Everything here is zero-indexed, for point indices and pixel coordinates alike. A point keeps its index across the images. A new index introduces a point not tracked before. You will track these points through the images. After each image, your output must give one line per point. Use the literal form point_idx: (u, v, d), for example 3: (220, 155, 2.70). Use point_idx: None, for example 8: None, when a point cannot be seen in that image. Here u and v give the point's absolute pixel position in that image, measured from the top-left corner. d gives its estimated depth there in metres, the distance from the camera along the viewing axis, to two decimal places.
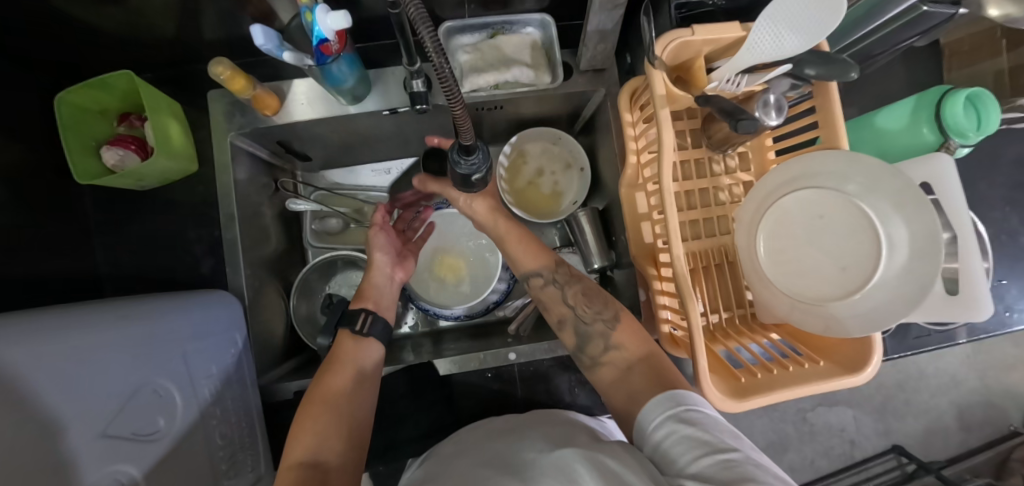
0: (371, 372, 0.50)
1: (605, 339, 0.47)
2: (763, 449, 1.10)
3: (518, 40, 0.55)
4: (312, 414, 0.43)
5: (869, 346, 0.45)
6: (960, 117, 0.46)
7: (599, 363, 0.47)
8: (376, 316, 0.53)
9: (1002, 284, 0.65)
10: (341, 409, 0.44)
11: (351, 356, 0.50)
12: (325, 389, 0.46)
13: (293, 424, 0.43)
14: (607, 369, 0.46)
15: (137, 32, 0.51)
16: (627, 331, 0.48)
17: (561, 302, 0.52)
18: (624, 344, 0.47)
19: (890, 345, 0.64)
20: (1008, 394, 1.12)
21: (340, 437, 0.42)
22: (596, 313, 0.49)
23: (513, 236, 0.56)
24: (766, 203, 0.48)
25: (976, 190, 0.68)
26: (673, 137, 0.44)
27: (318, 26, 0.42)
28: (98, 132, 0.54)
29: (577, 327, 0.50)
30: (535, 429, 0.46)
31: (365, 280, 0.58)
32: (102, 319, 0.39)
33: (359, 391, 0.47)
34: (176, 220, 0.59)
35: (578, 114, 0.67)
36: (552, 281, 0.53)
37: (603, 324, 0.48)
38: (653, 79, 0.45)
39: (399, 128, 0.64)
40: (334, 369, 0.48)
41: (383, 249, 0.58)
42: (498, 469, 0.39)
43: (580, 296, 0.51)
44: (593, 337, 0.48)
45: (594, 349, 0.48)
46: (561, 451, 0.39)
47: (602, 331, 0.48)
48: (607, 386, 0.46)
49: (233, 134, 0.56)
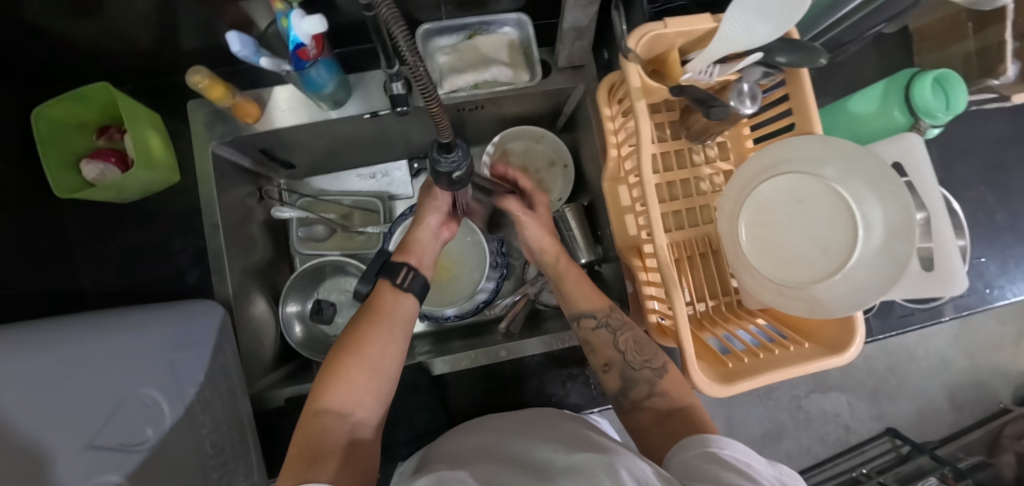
0: (407, 327, 0.50)
1: (651, 387, 0.49)
2: (760, 439, 1.10)
3: (496, 40, 0.56)
4: (346, 364, 0.44)
5: (851, 327, 0.46)
6: (931, 100, 0.47)
7: (641, 408, 0.49)
8: (416, 274, 0.54)
9: (981, 261, 0.67)
10: (375, 365, 0.45)
11: (391, 307, 0.50)
12: (361, 342, 0.46)
13: (329, 366, 0.45)
14: (647, 414, 0.48)
15: (114, 44, 0.51)
16: (672, 381, 0.50)
17: (611, 346, 0.53)
18: (667, 392, 0.49)
19: (875, 326, 0.65)
20: (995, 371, 1.14)
21: (373, 393, 0.45)
22: (645, 360, 0.51)
23: (575, 276, 0.58)
24: (747, 190, 0.49)
25: (951, 171, 0.69)
26: (651, 128, 0.45)
27: (293, 30, 0.43)
28: (77, 146, 0.54)
29: (625, 372, 0.51)
30: (543, 429, 0.46)
31: (412, 231, 0.57)
32: (78, 337, 0.38)
33: (392, 348, 0.47)
34: (160, 232, 0.58)
35: (559, 112, 0.68)
36: (605, 326, 0.53)
37: (650, 372, 0.50)
38: (628, 72, 0.46)
39: (382, 131, 0.64)
40: (373, 321, 0.48)
41: (437, 210, 0.57)
42: (516, 471, 0.39)
43: (631, 343, 0.53)
44: (639, 381, 0.50)
45: (636, 394, 0.50)
46: (580, 454, 0.38)
47: (650, 378, 0.50)
48: (645, 428, 0.48)
49: (214, 143, 0.56)
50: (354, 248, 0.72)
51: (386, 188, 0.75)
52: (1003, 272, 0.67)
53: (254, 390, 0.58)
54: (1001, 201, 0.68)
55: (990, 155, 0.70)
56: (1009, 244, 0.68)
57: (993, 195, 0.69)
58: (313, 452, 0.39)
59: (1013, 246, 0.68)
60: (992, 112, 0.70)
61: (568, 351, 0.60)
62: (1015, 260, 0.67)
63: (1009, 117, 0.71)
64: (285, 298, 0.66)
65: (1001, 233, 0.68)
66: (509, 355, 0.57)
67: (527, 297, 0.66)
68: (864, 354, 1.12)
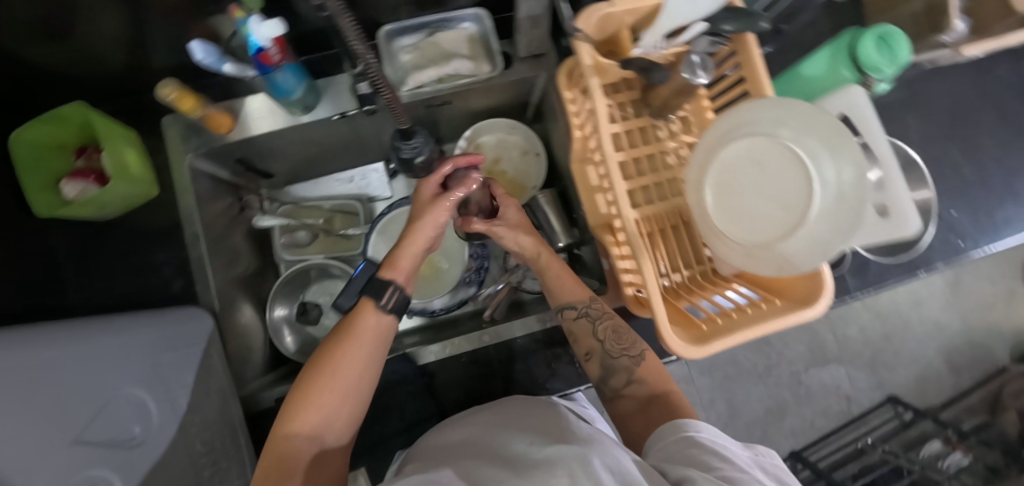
0: (384, 349, 0.46)
1: (630, 375, 0.49)
2: (763, 417, 1.10)
3: (456, 35, 0.58)
4: (318, 387, 0.41)
5: (819, 281, 0.47)
6: (877, 58, 0.49)
7: (621, 396, 0.50)
8: (403, 293, 0.47)
9: (950, 214, 0.68)
10: (348, 391, 0.42)
11: (368, 332, 0.45)
12: (335, 367, 0.42)
13: (301, 385, 0.42)
14: (626, 401, 0.49)
15: (87, 65, 0.53)
16: (649, 369, 0.50)
17: (590, 336, 0.52)
18: (645, 379, 0.49)
19: (852, 285, 0.65)
20: (989, 331, 1.15)
21: (345, 416, 0.43)
22: (623, 349, 0.51)
23: (556, 270, 0.56)
24: (709, 158, 0.51)
25: (914, 129, 0.71)
26: (605, 103, 0.47)
27: (252, 35, 0.45)
28: (57, 167, 0.55)
29: (605, 361, 0.51)
30: (524, 422, 0.46)
31: (398, 245, 0.49)
32: (67, 341, 0.39)
33: (368, 371, 0.44)
34: (142, 246, 0.59)
35: (527, 102, 0.70)
36: (586, 315, 0.53)
37: (628, 360, 0.50)
38: (579, 51, 0.47)
39: (355, 133, 0.66)
40: (349, 346, 0.44)
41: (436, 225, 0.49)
42: (492, 464, 0.39)
43: (610, 332, 0.52)
44: (620, 369, 0.50)
45: (617, 382, 0.50)
46: (556, 447, 0.38)
47: (630, 367, 0.50)
48: (628, 418, 0.48)
49: (190, 155, 0.57)
50: (336, 250, 0.72)
51: (364, 191, 0.77)
52: (972, 224, 0.68)
53: (245, 392, 0.59)
54: (964, 155, 0.71)
55: (951, 112, 0.72)
56: (975, 196, 0.70)
57: (956, 149, 0.71)
58: (284, 471, 0.39)
59: (979, 198, 0.70)
60: (947, 71, 0.72)
61: (552, 332, 0.60)
62: (983, 211, 0.69)
63: (965, 75, 0.73)
64: (272, 303, 0.67)
65: (967, 186, 0.70)
66: (492, 340, 0.58)
67: (510, 285, 0.67)
68: (857, 324, 1.13)
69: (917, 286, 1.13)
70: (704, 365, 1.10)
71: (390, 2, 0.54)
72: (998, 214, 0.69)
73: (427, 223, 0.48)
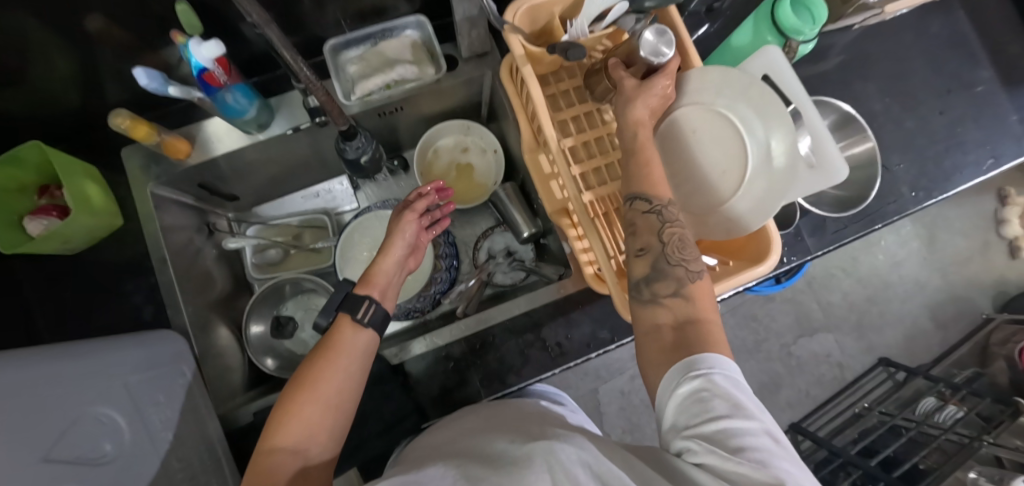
0: (366, 364, 0.45)
1: (680, 284, 0.37)
2: (758, 393, 1.11)
3: (398, 43, 0.60)
4: (297, 400, 0.39)
5: (768, 239, 0.48)
6: (795, 20, 0.52)
7: (653, 303, 0.37)
8: (379, 305, 0.46)
9: (898, 167, 0.70)
10: (329, 401, 0.40)
11: (349, 344, 0.44)
12: (313, 377, 0.40)
13: (278, 403, 0.40)
14: (662, 311, 0.37)
15: (42, 105, 0.55)
16: (702, 290, 0.38)
17: (655, 234, 0.38)
18: (694, 297, 0.37)
19: (812, 244, 0.66)
20: (970, 284, 1.16)
21: (328, 429, 0.40)
22: (682, 257, 0.38)
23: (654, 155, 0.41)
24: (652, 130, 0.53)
25: (853, 90, 0.74)
26: (540, 90, 0.50)
27: (193, 56, 0.47)
28: (20, 207, 0.57)
29: (659, 264, 0.38)
30: (512, 423, 0.42)
31: (374, 264, 0.51)
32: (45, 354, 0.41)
33: (349, 382, 0.42)
34: (109, 276, 0.59)
35: (479, 101, 0.73)
36: (657, 211, 0.38)
37: (685, 269, 0.37)
38: (511, 42, 0.50)
39: (314, 147, 0.68)
40: (327, 358, 0.42)
41: (404, 240, 0.52)
42: (475, 464, 0.34)
43: (676, 237, 0.39)
44: (672, 272, 0.37)
45: (660, 286, 0.37)
46: (534, 444, 0.34)
47: (683, 276, 0.37)
48: (645, 344, 0.37)
49: (152, 184, 0.59)
50: (309, 265, 0.74)
51: (330, 204, 0.78)
52: (921, 174, 0.71)
53: (223, 410, 0.59)
54: (906, 110, 0.73)
55: (888, 70, 0.75)
56: (921, 147, 0.72)
57: (898, 105, 0.74)
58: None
59: (927, 149, 0.72)
60: (880, 33, 0.76)
61: (522, 319, 0.61)
62: (930, 160, 0.71)
63: (898, 35, 0.76)
64: (247, 322, 0.68)
65: (910, 139, 0.72)
66: (463, 332, 0.60)
67: (480, 280, 0.68)
68: (840, 290, 1.15)
69: (892, 247, 1.16)
70: None
71: (332, 17, 0.57)
72: (946, 162, 0.71)
73: (397, 239, 0.52)
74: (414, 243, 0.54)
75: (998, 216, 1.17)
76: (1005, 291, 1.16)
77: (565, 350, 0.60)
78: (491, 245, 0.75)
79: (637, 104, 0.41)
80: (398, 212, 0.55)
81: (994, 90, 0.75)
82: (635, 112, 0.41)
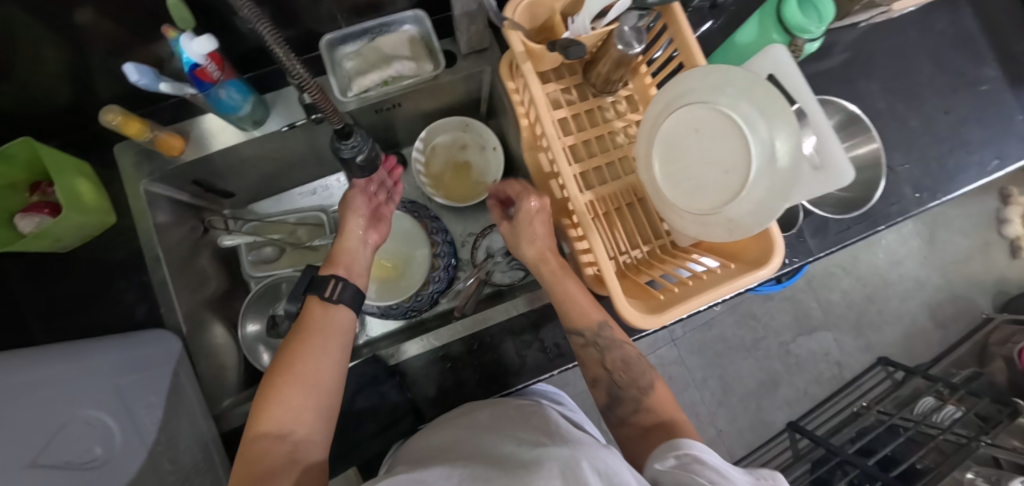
0: (344, 339, 0.47)
1: (638, 403, 0.48)
2: (756, 390, 1.11)
3: (395, 38, 0.59)
4: (277, 384, 0.40)
5: (770, 240, 0.48)
6: (801, 18, 0.51)
7: (629, 423, 0.49)
8: (346, 282, 0.49)
9: (903, 168, 0.69)
10: (310, 380, 0.41)
11: (320, 323, 0.46)
12: (292, 359, 0.42)
13: (260, 392, 0.41)
14: (632, 428, 0.48)
15: (32, 101, 0.54)
16: (660, 397, 0.49)
17: (599, 363, 0.52)
18: (654, 408, 0.48)
19: (814, 245, 0.66)
20: (971, 284, 1.16)
21: (312, 412, 0.40)
22: (632, 381, 0.50)
23: (564, 286, 0.53)
24: (654, 130, 0.52)
25: (856, 88, 0.73)
26: (541, 87, 0.49)
27: (185, 53, 0.46)
28: (11, 204, 0.56)
29: (612, 390, 0.51)
30: (516, 423, 0.41)
31: (336, 244, 0.54)
32: (21, 365, 0.40)
33: (330, 362, 0.44)
34: (100, 273, 0.58)
35: (479, 98, 0.71)
36: (593, 344, 0.51)
37: (637, 391, 0.49)
38: (511, 39, 0.49)
39: (310, 144, 0.67)
40: (303, 340, 0.44)
41: (358, 213, 0.54)
42: (481, 466, 0.34)
43: (620, 362, 0.51)
44: (628, 397, 0.49)
45: (622, 411, 0.50)
46: (545, 448, 0.33)
47: (637, 394, 0.49)
48: (631, 441, 0.48)
49: (145, 181, 0.58)
50: (304, 263, 0.72)
51: (328, 202, 0.77)
52: (926, 175, 0.70)
53: (218, 410, 0.58)
54: (911, 109, 0.72)
55: (893, 68, 0.74)
56: (925, 147, 0.71)
57: (902, 103, 0.73)
58: (251, 476, 0.35)
59: (931, 148, 0.71)
60: (885, 30, 0.74)
61: (520, 320, 0.60)
62: (934, 160, 0.70)
63: (903, 32, 0.74)
64: (242, 320, 0.68)
65: (915, 138, 0.71)
66: (459, 332, 0.60)
67: (479, 279, 0.68)
68: (839, 289, 1.14)
69: (892, 246, 1.15)
70: (692, 345, 1.12)
71: (326, 10, 0.56)
72: (949, 162, 0.70)
73: (350, 212, 0.55)
74: (372, 216, 0.57)
75: (999, 215, 1.16)
76: (1005, 290, 1.15)
77: (563, 351, 0.60)
78: (490, 244, 0.73)
79: (528, 250, 0.55)
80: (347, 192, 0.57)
81: (1000, 89, 0.74)
82: (529, 252, 0.55)
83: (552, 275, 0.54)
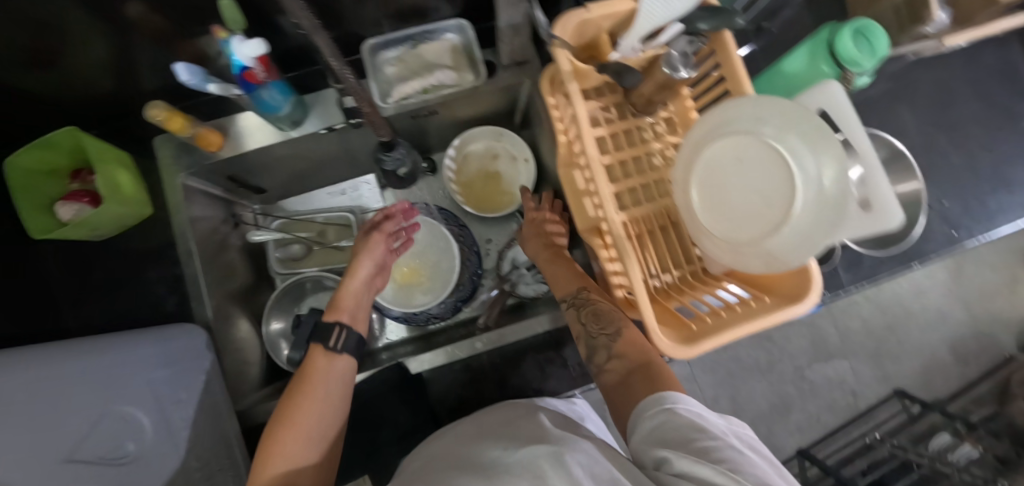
0: (343, 390, 0.48)
1: (609, 350, 0.49)
2: (768, 414, 1.10)
3: (437, 47, 0.59)
4: (278, 438, 0.41)
5: (808, 277, 0.46)
6: (853, 49, 0.50)
7: (605, 371, 0.49)
8: (350, 331, 0.50)
9: (943, 204, 0.68)
10: (309, 432, 0.42)
11: (322, 373, 0.47)
12: (291, 412, 0.43)
13: (263, 444, 0.42)
14: (609, 374, 0.49)
15: (79, 90, 0.54)
16: (629, 341, 0.49)
17: (575, 321, 0.54)
18: (625, 354, 0.48)
19: (846, 278, 0.65)
20: (995, 320, 1.13)
21: (312, 462, 0.42)
22: (601, 328, 0.51)
23: (549, 259, 0.62)
24: (695, 155, 0.49)
25: (899, 120, 0.71)
26: (585, 108, 0.48)
27: (235, 55, 0.46)
28: (52, 190, 0.57)
29: (587, 342, 0.52)
30: (501, 426, 0.43)
31: (340, 288, 0.55)
32: (48, 358, 0.41)
33: (328, 411, 0.45)
34: (132, 263, 0.59)
35: (514, 108, 0.71)
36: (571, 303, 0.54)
37: (607, 338, 0.50)
38: (558, 57, 0.48)
39: (343, 146, 0.67)
40: (302, 394, 0.44)
41: (371, 259, 0.57)
42: (466, 472, 0.35)
43: (591, 315, 0.52)
44: (602, 345, 0.51)
45: (599, 358, 0.50)
46: (531, 448, 0.35)
47: (607, 342, 0.50)
48: (612, 391, 0.48)
49: (183, 174, 0.58)
50: (331, 262, 0.72)
51: (356, 202, 0.78)
52: (967, 213, 0.68)
53: (242, 406, 0.59)
54: (954, 143, 0.70)
55: (939, 101, 0.72)
56: (966, 184, 0.69)
57: (946, 138, 0.71)
58: None
59: (972, 186, 0.69)
60: (932, 61, 0.73)
61: (545, 337, 0.60)
62: (975, 199, 0.68)
63: (950, 64, 0.73)
64: (268, 317, 0.68)
65: (958, 175, 0.69)
66: (485, 346, 0.59)
67: (503, 291, 0.68)
68: (859, 317, 1.12)
69: (917, 276, 1.13)
70: (706, 364, 1.11)
71: (370, 14, 0.55)
72: (991, 201, 0.68)
73: (365, 258, 0.57)
74: (382, 263, 0.59)
75: None
76: None
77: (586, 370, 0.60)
78: (516, 256, 0.73)
79: (529, 245, 0.65)
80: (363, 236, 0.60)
81: None
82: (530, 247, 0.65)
83: (542, 259, 0.62)
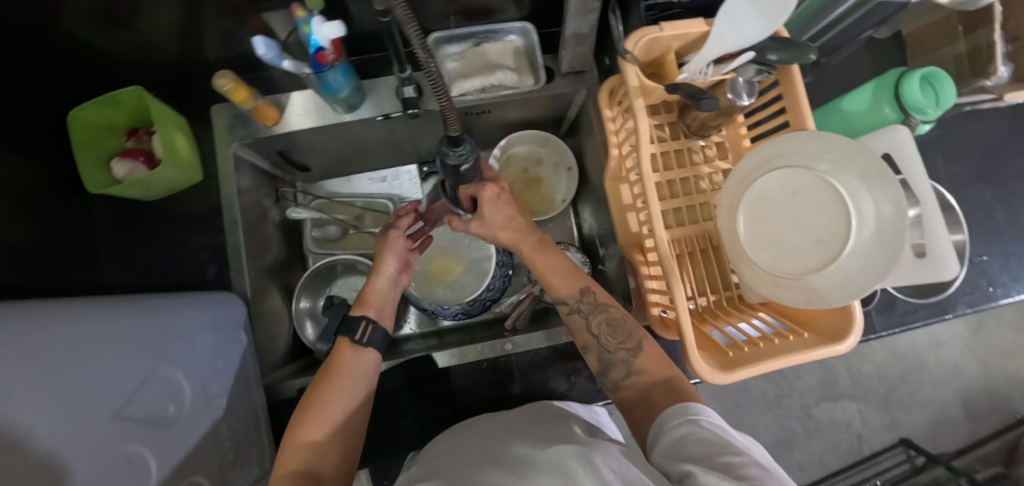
0: (366, 384, 0.48)
1: (628, 366, 0.46)
2: (771, 448, 1.10)
3: (502, 47, 0.60)
4: (306, 421, 0.43)
5: (849, 318, 0.45)
6: (919, 96, 0.50)
7: (622, 387, 0.47)
8: (376, 326, 0.50)
9: (983, 259, 0.68)
10: (329, 422, 0.44)
11: (351, 366, 0.48)
12: (318, 404, 0.44)
13: (290, 427, 0.44)
14: (629, 390, 0.46)
15: (147, 52, 0.55)
16: (650, 358, 0.47)
17: (586, 330, 0.50)
18: (645, 369, 0.46)
19: (878, 322, 0.65)
20: (1010, 381, 1.12)
21: (337, 450, 0.44)
22: (620, 342, 0.47)
23: (542, 259, 0.53)
24: (743, 186, 0.44)
25: (947, 170, 0.71)
26: (649, 127, 0.46)
27: (314, 35, 0.46)
28: (109, 146, 0.58)
29: (600, 355, 0.48)
30: (528, 426, 0.42)
31: (370, 280, 0.56)
32: (106, 310, 0.40)
33: (353, 404, 0.46)
34: (180, 226, 0.60)
35: (562, 117, 0.72)
36: (576, 311, 0.50)
37: (626, 352, 0.47)
38: (626, 72, 0.47)
39: (392, 134, 0.67)
40: (332, 380, 0.46)
41: (396, 255, 0.56)
42: (492, 466, 0.35)
43: (605, 325, 0.49)
44: (616, 363, 0.47)
45: (615, 373, 0.47)
46: (557, 447, 0.35)
47: (625, 359, 0.47)
48: (631, 405, 0.46)
49: (236, 144, 0.59)
50: (365, 248, 0.74)
51: (393, 190, 0.79)
52: (1006, 271, 0.67)
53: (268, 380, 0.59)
54: (1000, 200, 0.70)
55: (989, 156, 0.72)
56: (1009, 242, 0.69)
57: (992, 194, 0.70)
58: None
59: (1014, 245, 0.69)
60: (985, 115, 0.72)
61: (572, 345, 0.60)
62: (1016, 258, 0.68)
63: (1003, 121, 0.72)
64: (298, 295, 0.69)
65: (1001, 232, 0.69)
66: (514, 349, 0.58)
67: (533, 295, 0.68)
68: (873, 361, 1.11)
69: (937, 328, 1.12)
70: (714, 391, 1.10)
71: (441, 10, 0.56)
72: None
73: (388, 260, 0.56)
74: (405, 259, 0.58)
75: None
76: None
77: None
78: None
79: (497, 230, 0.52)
80: (388, 229, 0.59)
81: None
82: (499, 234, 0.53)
83: (524, 252, 0.54)
